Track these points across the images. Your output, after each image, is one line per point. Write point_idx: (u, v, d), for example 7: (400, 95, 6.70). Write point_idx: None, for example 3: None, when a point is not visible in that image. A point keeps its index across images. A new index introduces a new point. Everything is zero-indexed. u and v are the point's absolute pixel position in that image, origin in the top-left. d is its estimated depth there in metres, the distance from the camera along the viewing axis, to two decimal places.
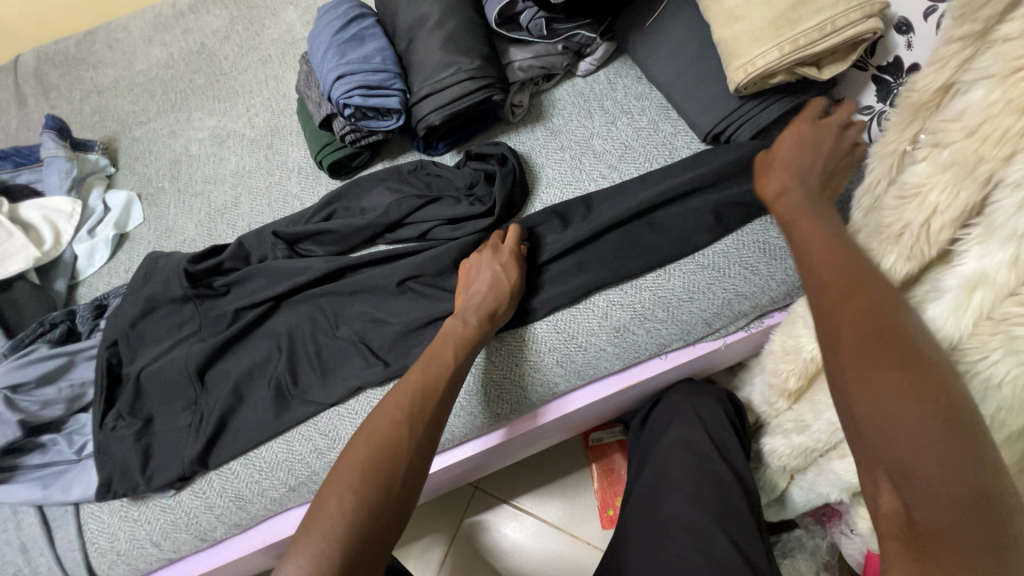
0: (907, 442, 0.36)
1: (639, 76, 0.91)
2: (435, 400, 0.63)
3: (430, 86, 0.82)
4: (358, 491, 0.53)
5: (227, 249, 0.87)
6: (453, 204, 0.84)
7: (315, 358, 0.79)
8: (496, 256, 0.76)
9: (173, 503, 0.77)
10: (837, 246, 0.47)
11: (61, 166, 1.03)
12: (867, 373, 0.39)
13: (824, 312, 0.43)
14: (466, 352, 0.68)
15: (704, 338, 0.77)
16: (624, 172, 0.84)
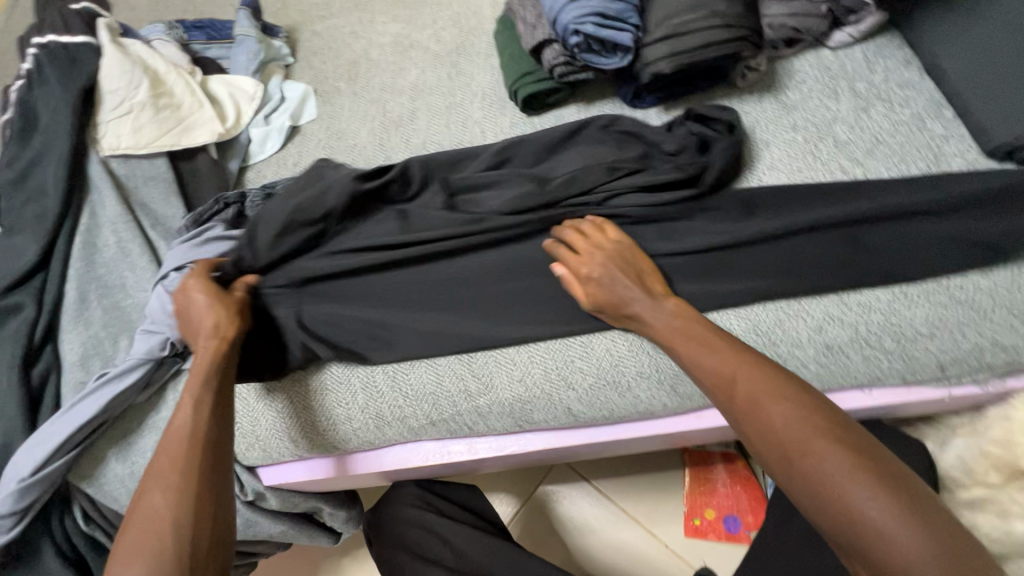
0: (898, 551, 0.40)
1: (908, 59, 0.77)
2: (204, 426, 0.60)
3: (672, 27, 0.72)
4: (153, 543, 0.52)
5: (389, 174, 0.79)
6: (652, 169, 0.72)
7: (474, 300, 0.73)
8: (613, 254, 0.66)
9: (315, 404, 0.77)
10: (742, 357, 0.55)
11: (251, 47, 1.02)
12: (830, 465, 0.45)
13: (752, 414, 0.51)
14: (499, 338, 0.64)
15: (928, 382, 0.65)
16: (870, 169, 0.71)
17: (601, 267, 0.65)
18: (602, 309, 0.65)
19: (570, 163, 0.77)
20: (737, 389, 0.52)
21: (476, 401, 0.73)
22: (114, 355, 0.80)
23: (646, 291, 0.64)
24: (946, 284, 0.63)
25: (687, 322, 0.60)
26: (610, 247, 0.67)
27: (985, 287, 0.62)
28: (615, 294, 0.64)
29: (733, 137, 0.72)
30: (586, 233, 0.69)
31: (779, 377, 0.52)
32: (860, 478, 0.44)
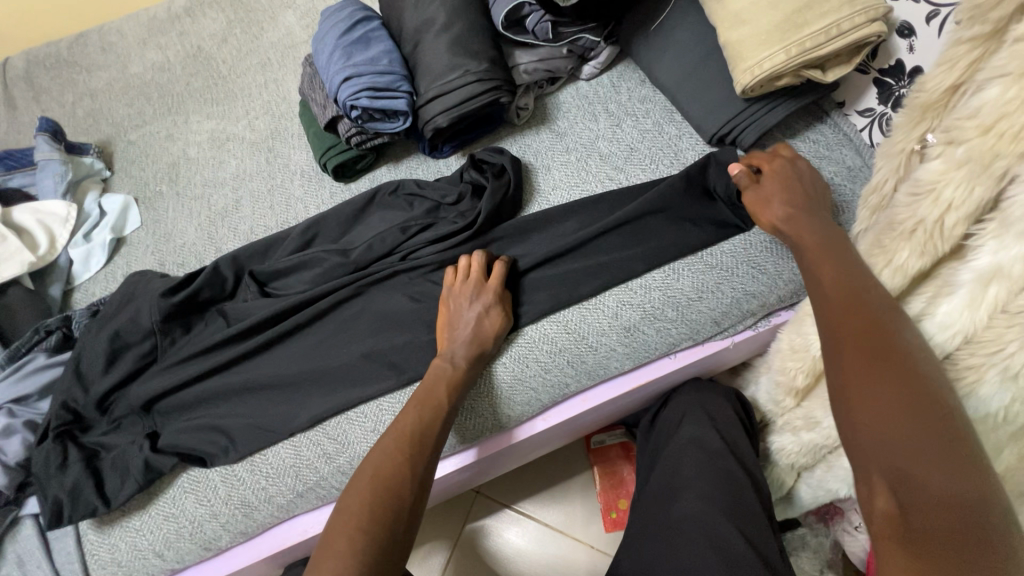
0: (913, 461, 0.40)
1: (642, 79, 0.92)
2: (432, 448, 0.65)
3: (437, 88, 0.82)
4: (353, 542, 0.54)
5: (201, 275, 0.83)
6: (438, 225, 0.82)
7: (309, 368, 0.78)
8: (478, 295, 0.74)
9: (176, 512, 0.75)
10: (855, 291, 0.50)
11: (56, 169, 1.00)
12: (874, 387, 0.44)
13: (835, 346, 0.48)
14: (456, 395, 0.70)
15: (712, 337, 0.77)
16: (630, 174, 0.85)
17: (463, 308, 0.74)
18: (478, 356, 0.72)
19: (371, 229, 0.85)
20: (841, 315, 0.49)
21: (337, 461, 0.75)
22: None
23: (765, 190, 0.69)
24: (700, 255, 0.76)
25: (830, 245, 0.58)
26: (484, 288, 0.74)
27: (728, 250, 0.76)
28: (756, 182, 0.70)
29: (502, 179, 0.82)
30: (462, 270, 0.77)
31: (871, 309, 0.49)
32: (904, 402, 0.43)
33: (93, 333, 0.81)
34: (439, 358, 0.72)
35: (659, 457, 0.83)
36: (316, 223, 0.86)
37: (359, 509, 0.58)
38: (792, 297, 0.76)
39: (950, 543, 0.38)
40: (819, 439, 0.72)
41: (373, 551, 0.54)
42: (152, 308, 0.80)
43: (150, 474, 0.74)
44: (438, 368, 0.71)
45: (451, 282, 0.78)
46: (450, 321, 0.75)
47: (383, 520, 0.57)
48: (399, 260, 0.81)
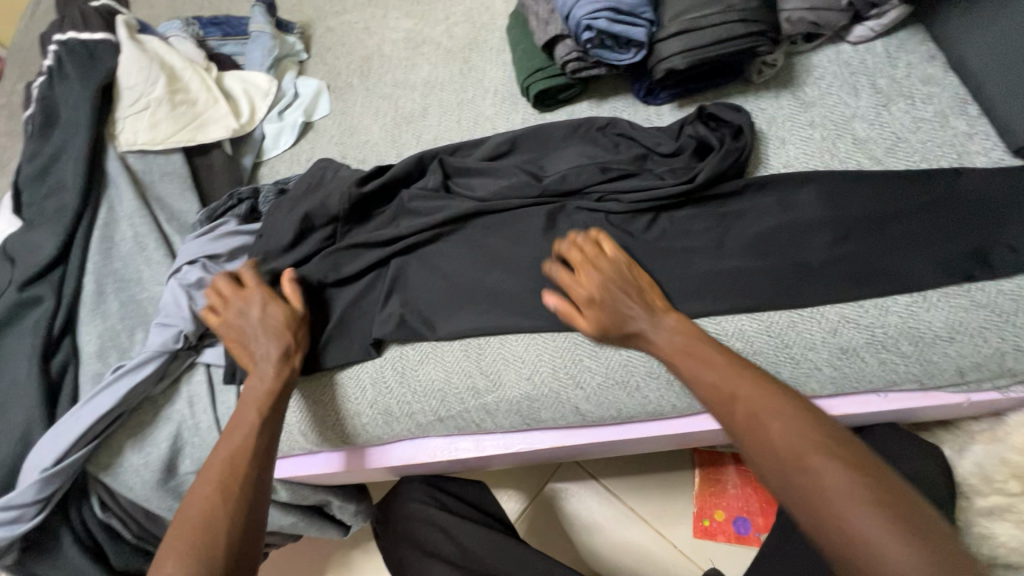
0: (870, 539, 0.43)
1: (931, 54, 0.74)
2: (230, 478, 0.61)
3: (685, 23, 0.71)
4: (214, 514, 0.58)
5: (393, 171, 0.82)
6: (641, 176, 0.74)
7: (475, 296, 0.74)
8: (602, 274, 0.65)
9: (326, 400, 0.78)
10: (750, 376, 0.56)
11: (265, 43, 1.02)
12: (811, 467, 0.48)
13: (751, 435, 0.52)
14: (269, 414, 0.67)
15: (945, 387, 0.64)
16: (889, 168, 0.70)
17: (593, 283, 0.65)
18: (603, 332, 0.64)
19: (566, 160, 0.79)
20: (731, 404, 0.55)
21: (484, 399, 0.72)
22: (130, 348, 0.80)
23: (645, 305, 0.64)
24: (966, 287, 0.62)
25: (687, 338, 0.61)
26: (611, 270, 0.66)
27: (1007, 291, 0.61)
28: (616, 312, 0.64)
29: (730, 135, 0.72)
30: (583, 251, 0.67)
31: (788, 397, 0.53)
32: (845, 478, 0.46)
33: (281, 211, 0.84)
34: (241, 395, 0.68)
35: None
36: (514, 141, 0.82)
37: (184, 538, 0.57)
38: None
39: None
40: None
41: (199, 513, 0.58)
42: (342, 196, 0.80)
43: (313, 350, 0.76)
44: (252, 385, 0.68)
45: (576, 256, 0.67)
46: (582, 294, 0.65)
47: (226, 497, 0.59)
48: (595, 205, 0.74)
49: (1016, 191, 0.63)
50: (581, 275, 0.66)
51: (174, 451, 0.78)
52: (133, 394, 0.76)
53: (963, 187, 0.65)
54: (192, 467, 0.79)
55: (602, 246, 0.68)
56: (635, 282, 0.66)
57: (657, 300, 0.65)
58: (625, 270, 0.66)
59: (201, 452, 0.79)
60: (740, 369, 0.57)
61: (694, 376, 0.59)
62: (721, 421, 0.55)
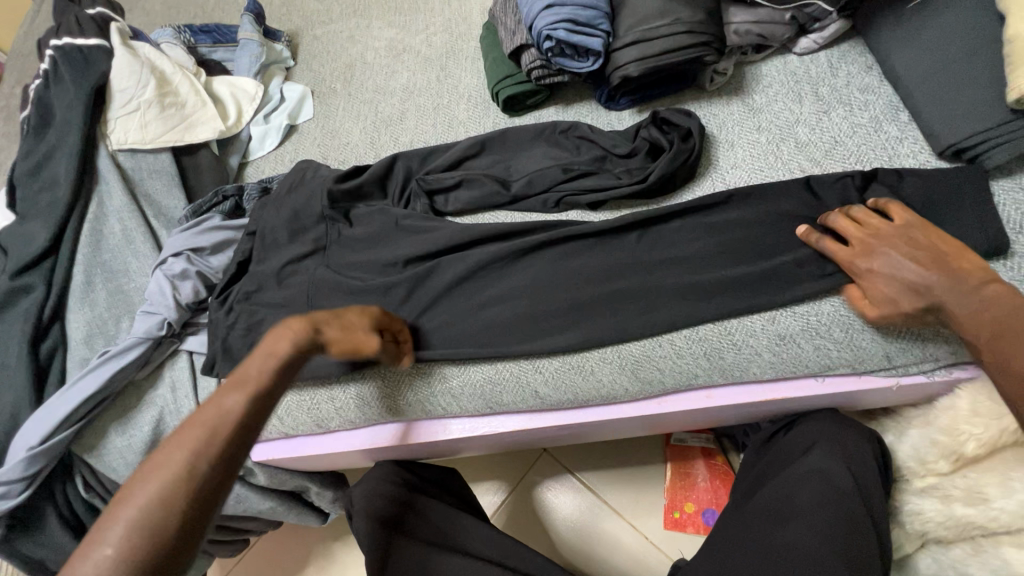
0: None
1: (868, 65, 0.80)
2: (228, 426, 0.49)
3: (638, 33, 0.76)
4: (187, 469, 0.46)
5: (367, 173, 0.87)
6: (599, 176, 0.79)
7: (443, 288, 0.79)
8: (905, 244, 0.63)
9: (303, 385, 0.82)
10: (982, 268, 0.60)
11: (253, 50, 1.07)
12: None
13: (1015, 354, 0.55)
14: (297, 358, 0.58)
15: (876, 371, 0.68)
16: (827, 169, 0.75)
17: (895, 257, 0.63)
18: (869, 301, 0.65)
19: (531, 161, 0.84)
20: (986, 327, 0.57)
21: (449, 383, 0.77)
22: (116, 335, 0.84)
23: (914, 257, 0.62)
24: None
25: (991, 304, 0.57)
26: (909, 241, 0.63)
27: None
28: (885, 260, 0.63)
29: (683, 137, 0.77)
30: (861, 220, 0.67)
31: None
32: None
33: (263, 207, 0.89)
34: (273, 328, 0.60)
35: (772, 476, 0.74)
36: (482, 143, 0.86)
37: (161, 485, 0.44)
38: None
39: None
40: (976, 518, 0.66)
41: (177, 462, 0.46)
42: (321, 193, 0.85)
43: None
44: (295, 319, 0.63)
45: (848, 230, 0.67)
46: (876, 274, 0.63)
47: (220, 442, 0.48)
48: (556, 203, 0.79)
49: (941, 189, 0.68)
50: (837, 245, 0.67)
51: (155, 434, 0.82)
52: (118, 379, 0.80)
53: (896, 186, 0.70)
54: None
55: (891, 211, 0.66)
56: (933, 250, 0.62)
57: (968, 267, 0.60)
58: (928, 237, 0.63)
59: None
60: (1015, 305, 0.56)
61: (952, 307, 0.59)
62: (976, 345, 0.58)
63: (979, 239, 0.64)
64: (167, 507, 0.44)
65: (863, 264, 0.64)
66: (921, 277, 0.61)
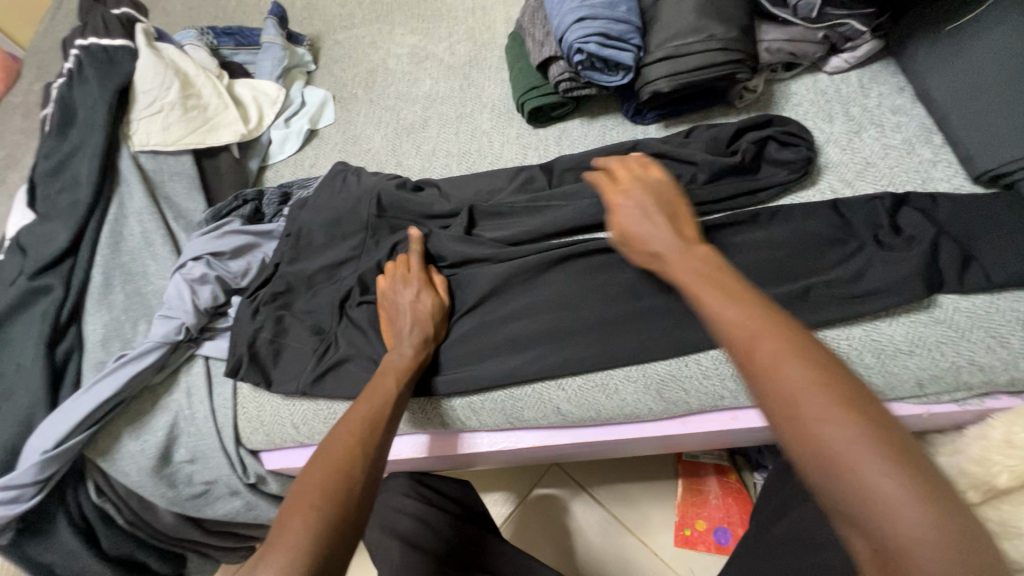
0: (877, 492, 0.35)
1: (900, 86, 0.79)
2: (362, 429, 0.60)
3: (670, 49, 0.75)
4: (328, 502, 0.53)
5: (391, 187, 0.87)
6: None
7: (465, 301, 0.78)
8: (637, 194, 0.64)
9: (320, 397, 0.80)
10: (757, 306, 0.47)
11: (276, 53, 1.07)
12: (820, 424, 0.38)
13: (765, 376, 0.42)
14: (407, 381, 0.68)
15: (906, 398, 0.67)
16: (858, 190, 0.74)
17: (636, 207, 0.63)
18: (625, 240, 0.63)
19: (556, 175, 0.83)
20: (743, 343, 0.45)
21: (471, 399, 0.76)
22: (132, 339, 0.83)
23: (674, 227, 0.59)
24: (927, 307, 0.66)
25: (712, 267, 0.53)
26: (650, 187, 0.65)
27: (965, 309, 0.65)
28: (640, 227, 0.61)
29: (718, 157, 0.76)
30: (630, 166, 0.69)
31: (820, 356, 0.42)
32: (852, 423, 0.38)
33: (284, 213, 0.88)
34: (389, 351, 0.72)
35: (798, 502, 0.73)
36: None
37: (320, 481, 0.54)
38: None
39: None
40: None
41: (337, 466, 0.56)
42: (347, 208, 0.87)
43: (322, 364, 0.78)
44: (388, 362, 0.70)
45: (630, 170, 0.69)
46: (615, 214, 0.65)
47: (362, 445, 0.59)
48: (584, 218, 0.78)
49: (976, 215, 0.67)
50: (634, 181, 0.66)
51: (169, 439, 0.81)
52: (134, 383, 0.79)
53: (931, 210, 0.69)
54: (186, 456, 0.82)
55: (650, 169, 0.67)
56: (670, 205, 0.63)
57: (691, 230, 0.59)
58: (674, 187, 0.64)
59: (196, 441, 0.82)
60: (766, 310, 0.46)
61: (710, 310, 0.49)
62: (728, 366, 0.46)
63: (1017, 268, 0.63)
64: (325, 534, 0.50)
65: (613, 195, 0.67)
66: (652, 233, 0.60)
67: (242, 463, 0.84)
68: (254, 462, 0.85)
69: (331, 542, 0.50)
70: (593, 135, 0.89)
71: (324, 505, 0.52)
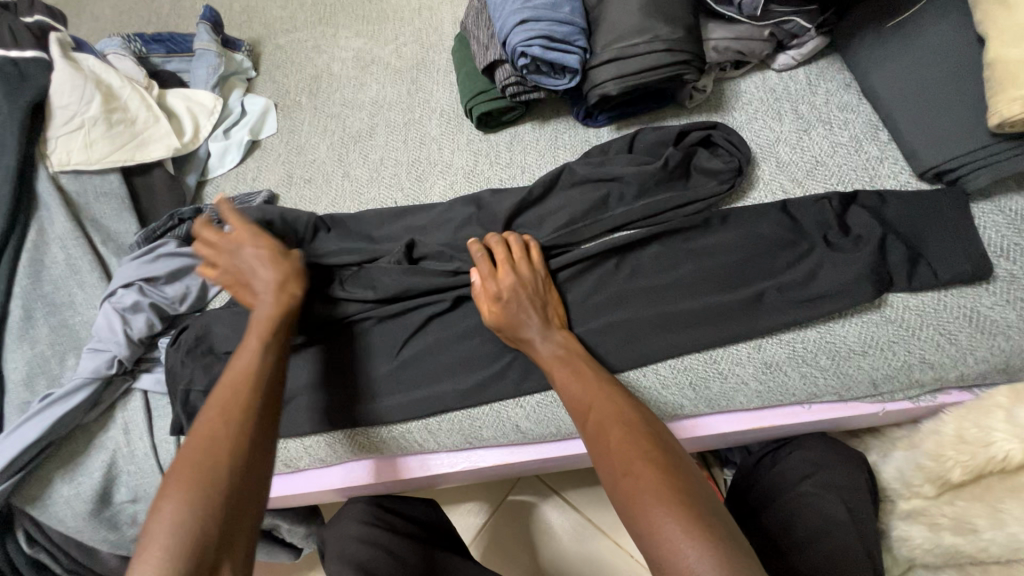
0: (660, 529, 0.46)
1: (847, 82, 0.79)
2: (241, 398, 0.56)
3: (616, 51, 0.73)
4: (196, 496, 0.49)
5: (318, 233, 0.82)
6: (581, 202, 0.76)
7: (417, 320, 0.75)
8: (506, 283, 0.67)
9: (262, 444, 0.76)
10: (598, 381, 0.60)
11: (210, 61, 1.01)
12: (630, 471, 0.51)
13: (601, 437, 0.55)
14: (277, 330, 0.63)
15: (860, 398, 0.67)
16: (809, 190, 0.74)
17: (516, 299, 0.66)
18: (500, 327, 0.67)
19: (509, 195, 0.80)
20: (584, 409, 0.58)
21: (429, 422, 0.73)
22: (60, 374, 0.77)
23: (543, 318, 0.67)
24: (878, 306, 0.66)
25: (569, 351, 0.65)
26: (531, 279, 0.68)
27: (915, 306, 0.65)
28: (515, 318, 0.66)
29: (641, 167, 0.74)
30: (512, 251, 0.70)
31: (638, 419, 0.55)
32: (650, 473, 0.50)
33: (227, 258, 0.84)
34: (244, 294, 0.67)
35: (762, 508, 0.71)
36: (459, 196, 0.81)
37: (184, 479, 0.50)
38: (976, 379, 0.65)
39: None
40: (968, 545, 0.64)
41: (211, 448, 0.52)
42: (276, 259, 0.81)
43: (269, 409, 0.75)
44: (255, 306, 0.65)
45: (500, 260, 0.69)
46: (494, 307, 0.66)
47: (240, 421, 0.54)
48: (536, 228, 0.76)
49: (923, 212, 0.67)
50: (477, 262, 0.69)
51: (107, 480, 0.76)
52: (64, 422, 0.74)
53: (880, 208, 0.68)
54: (128, 496, 0.77)
55: (530, 259, 0.70)
56: (543, 293, 0.69)
57: (555, 318, 0.68)
58: (540, 278, 0.69)
59: (137, 479, 0.77)
60: (604, 382, 0.60)
61: (565, 385, 0.61)
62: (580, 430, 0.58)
63: (965, 265, 0.64)
64: (190, 527, 0.47)
65: (491, 286, 0.67)
66: (529, 332, 0.65)
67: None
68: None
69: (203, 538, 0.47)
70: (545, 140, 0.86)
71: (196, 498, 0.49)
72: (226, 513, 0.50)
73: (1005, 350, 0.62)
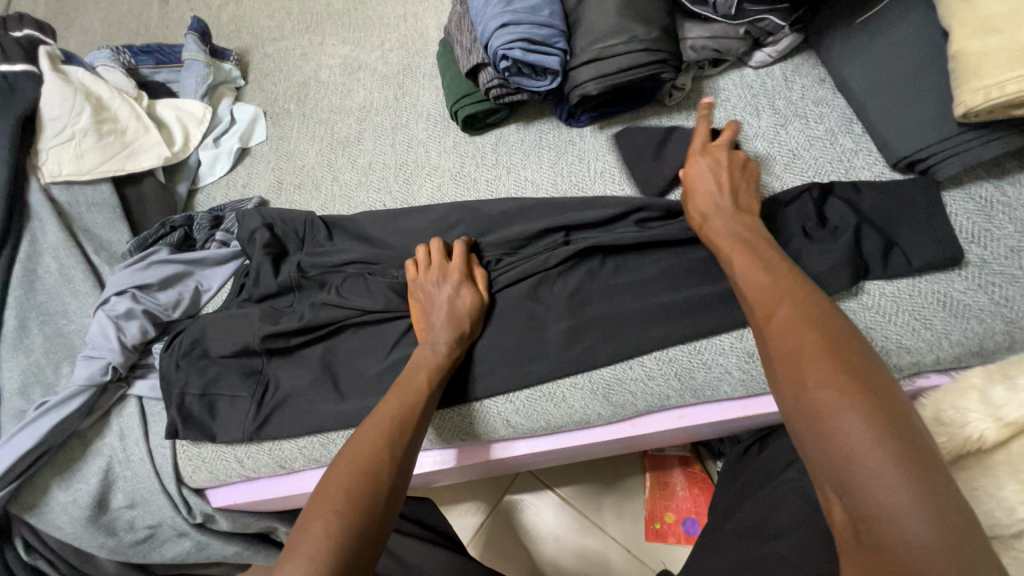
0: (849, 438, 0.41)
1: (822, 77, 0.81)
2: (392, 425, 0.59)
3: (595, 51, 0.75)
4: (349, 507, 0.51)
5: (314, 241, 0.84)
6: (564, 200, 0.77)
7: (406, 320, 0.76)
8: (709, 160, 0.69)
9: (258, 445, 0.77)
10: (781, 265, 0.55)
11: (199, 70, 1.02)
12: (814, 379, 0.44)
13: (780, 304, 0.50)
14: (439, 378, 0.66)
15: None
16: (787, 183, 0.76)
17: (706, 169, 0.68)
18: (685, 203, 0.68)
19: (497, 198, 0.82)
20: (764, 285, 0.53)
21: None
22: (56, 382, 0.78)
23: (734, 200, 0.65)
24: (856, 294, 0.67)
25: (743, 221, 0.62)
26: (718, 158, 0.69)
27: (890, 293, 0.67)
28: (699, 196, 0.66)
29: None
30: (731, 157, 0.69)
31: (825, 314, 0.49)
32: (836, 381, 0.43)
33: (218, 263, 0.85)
34: (421, 344, 0.69)
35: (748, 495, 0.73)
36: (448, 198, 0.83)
37: (336, 491, 0.53)
38: (953, 362, 0.66)
39: (884, 541, 0.37)
40: None
41: (355, 464, 0.55)
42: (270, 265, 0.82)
43: (263, 411, 0.76)
44: (421, 356, 0.68)
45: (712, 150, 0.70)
46: (697, 176, 0.68)
47: (390, 443, 0.57)
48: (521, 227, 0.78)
49: (896, 202, 0.69)
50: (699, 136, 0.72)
51: (104, 485, 0.77)
52: (60, 429, 0.75)
53: (855, 199, 0.70)
54: (124, 501, 0.78)
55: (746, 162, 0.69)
56: (739, 186, 0.67)
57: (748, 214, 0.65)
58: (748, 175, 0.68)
59: (134, 484, 0.78)
60: (788, 274, 0.54)
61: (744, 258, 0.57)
62: (754, 288, 0.54)
63: (936, 252, 0.66)
64: (347, 536, 0.49)
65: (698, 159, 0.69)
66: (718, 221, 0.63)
67: (186, 503, 0.79)
68: (200, 500, 0.80)
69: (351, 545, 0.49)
70: (530, 140, 0.88)
71: (350, 508, 0.51)
72: (366, 522, 0.51)
73: (978, 333, 0.64)
